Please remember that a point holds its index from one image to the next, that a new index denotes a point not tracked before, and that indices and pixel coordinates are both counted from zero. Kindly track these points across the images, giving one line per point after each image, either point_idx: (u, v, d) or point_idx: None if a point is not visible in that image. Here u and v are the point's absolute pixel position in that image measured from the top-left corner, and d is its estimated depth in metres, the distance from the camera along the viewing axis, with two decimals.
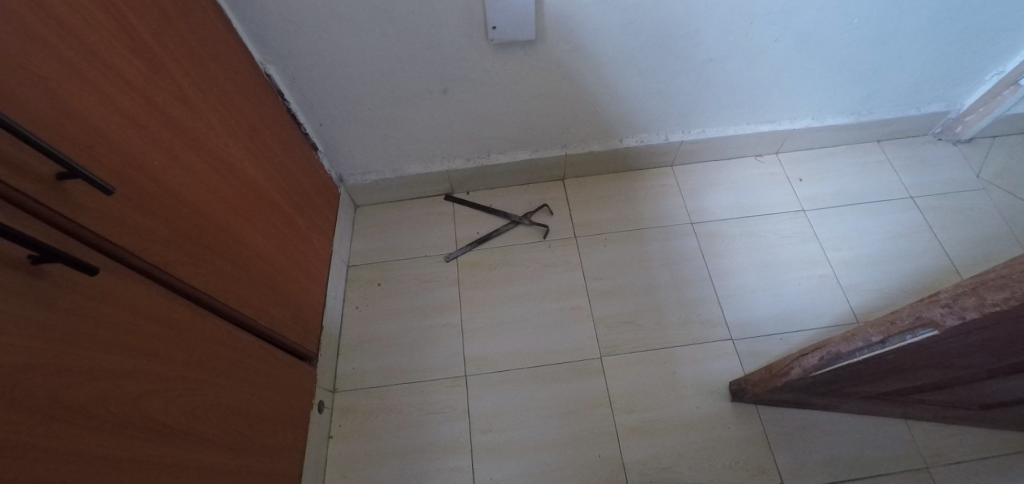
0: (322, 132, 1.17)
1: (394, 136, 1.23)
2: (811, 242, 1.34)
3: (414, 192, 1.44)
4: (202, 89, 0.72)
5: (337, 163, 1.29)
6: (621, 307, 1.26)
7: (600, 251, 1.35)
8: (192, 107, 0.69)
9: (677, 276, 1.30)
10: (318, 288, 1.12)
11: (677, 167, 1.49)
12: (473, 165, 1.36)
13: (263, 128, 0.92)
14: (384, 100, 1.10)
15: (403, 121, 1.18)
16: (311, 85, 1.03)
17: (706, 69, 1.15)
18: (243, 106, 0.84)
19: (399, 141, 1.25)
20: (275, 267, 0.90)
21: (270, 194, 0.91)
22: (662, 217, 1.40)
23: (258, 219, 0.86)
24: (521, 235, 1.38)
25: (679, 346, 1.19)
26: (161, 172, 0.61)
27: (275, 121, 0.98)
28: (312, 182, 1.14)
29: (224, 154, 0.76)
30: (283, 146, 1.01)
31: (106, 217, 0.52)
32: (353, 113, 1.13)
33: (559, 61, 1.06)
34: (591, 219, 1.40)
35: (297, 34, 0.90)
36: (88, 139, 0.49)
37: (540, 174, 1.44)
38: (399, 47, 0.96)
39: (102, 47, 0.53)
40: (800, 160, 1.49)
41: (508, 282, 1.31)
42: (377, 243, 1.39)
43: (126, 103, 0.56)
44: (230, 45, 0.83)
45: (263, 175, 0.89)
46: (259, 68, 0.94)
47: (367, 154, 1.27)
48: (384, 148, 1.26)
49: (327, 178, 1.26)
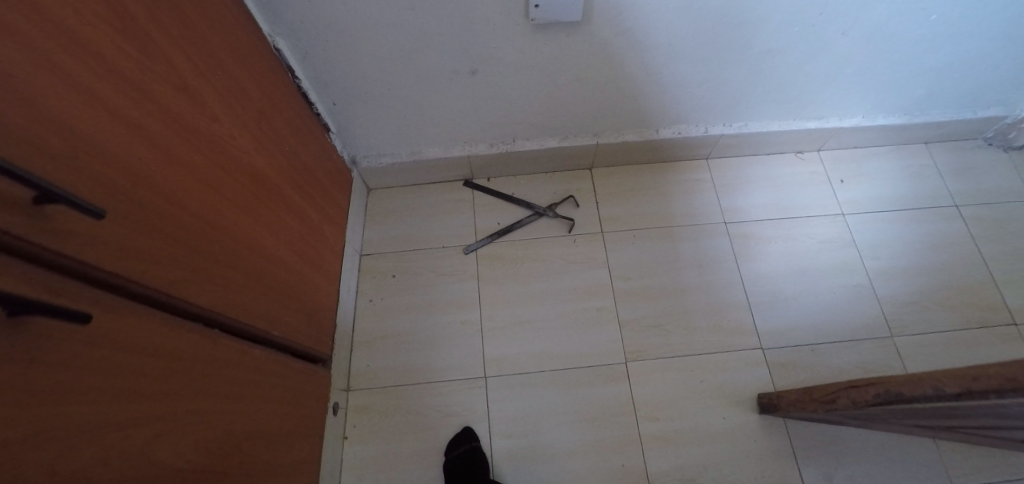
0: (335, 112, 1.06)
1: (413, 118, 1.11)
2: (848, 249, 1.28)
3: (430, 177, 1.34)
4: (205, 73, 0.61)
5: (349, 145, 1.18)
6: (648, 310, 1.20)
7: (628, 248, 1.27)
8: (192, 96, 0.58)
9: (708, 280, 1.24)
10: (332, 283, 1.04)
11: (712, 161, 1.40)
12: (496, 151, 1.26)
13: (272, 112, 0.80)
14: (405, 80, 0.98)
15: (424, 103, 1.07)
16: (325, 62, 0.91)
17: (764, 60, 1.04)
18: (250, 89, 0.73)
19: (418, 124, 1.14)
20: (288, 269, 0.82)
21: (280, 189, 0.81)
22: (695, 215, 1.32)
23: (268, 219, 0.76)
24: (544, 227, 1.30)
25: (707, 353, 1.15)
26: (161, 179, 0.52)
27: (286, 102, 0.87)
28: (324, 168, 1.03)
29: (231, 149, 0.66)
30: (295, 131, 0.90)
31: (101, 242, 0.43)
32: (370, 93, 1.01)
33: (604, 46, 0.94)
34: (619, 214, 1.32)
35: (311, 4, 0.78)
36: (73, 150, 0.40)
37: (566, 163, 1.34)
38: (426, 21, 0.84)
39: (86, 31, 0.42)
40: (841, 159, 1.41)
41: (530, 279, 1.24)
42: (391, 231, 1.30)
43: (113, 96, 0.45)
44: (235, 17, 0.71)
45: (273, 168, 0.79)
46: (268, 41, 0.82)
47: (383, 135, 1.16)
48: (402, 130, 1.15)
49: (340, 161, 1.16)
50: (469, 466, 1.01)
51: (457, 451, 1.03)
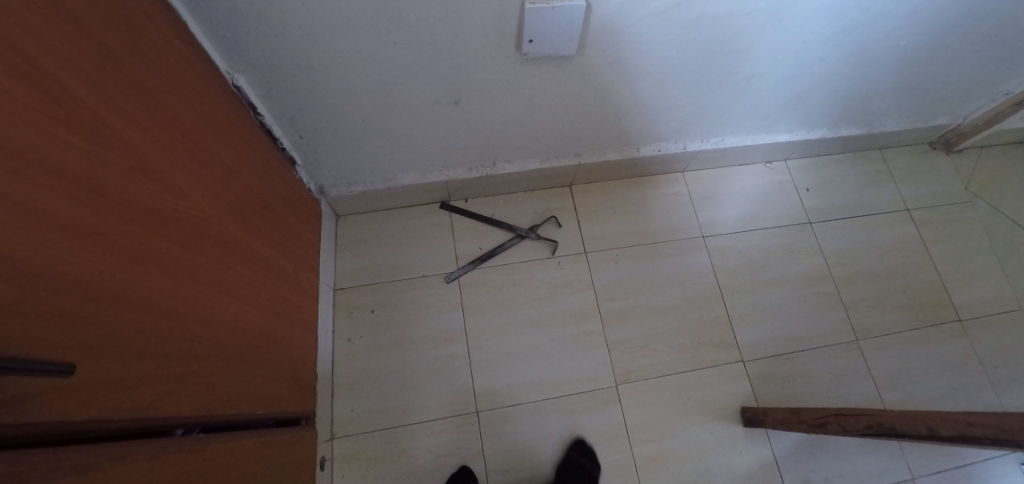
0: (302, 145, 0.97)
1: (389, 147, 1.04)
2: (817, 257, 1.34)
3: (405, 201, 1.27)
4: (164, 144, 0.53)
5: (317, 175, 1.09)
6: (635, 331, 1.21)
7: (612, 268, 1.27)
8: (150, 177, 0.50)
9: (690, 296, 1.26)
10: (310, 331, 0.97)
11: (688, 174, 1.41)
12: (476, 175, 1.21)
13: (238, 165, 0.72)
14: (381, 111, 0.91)
15: (401, 132, 0.99)
16: (292, 97, 0.82)
17: (744, 85, 1.08)
18: (213, 147, 0.65)
19: (393, 152, 1.06)
20: (262, 335, 0.76)
21: (250, 250, 0.73)
22: (674, 230, 1.34)
23: (239, 289, 0.69)
24: (528, 250, 1.27)
25: (693, 370, 1.18)
26: (123, 286, 0.45)
27: (252, 148, 0.79)
28: (296, 210, 0.95)
29: (198, 224, 0.59)
30: (262, 178, 0.81)
31: (60, 390, 0.36)
32: (342, 125, 0.93)
33: (594, 75, 0.93)
34: (601, 232, 1.31)
35: (277, 40, 0.69)
36: (25, 294, 0.34)
37: (547, 181, 1.31)
38: (408, 54, 0.77)
39: (38, 142, 0.36)
40: (807, 168, 1.47)
41: (517, 305, 1.21)
42: (366, 262, 1.23)
43: (67, 209, 0.38)
44: (191, 64, 0.62)
45: (241, 229, 0.71)
46: (226, 80, 0.73)
47: (354, 164, 1.08)
48: (376, 159, 1.08)
49: (309, 195, 1.07)
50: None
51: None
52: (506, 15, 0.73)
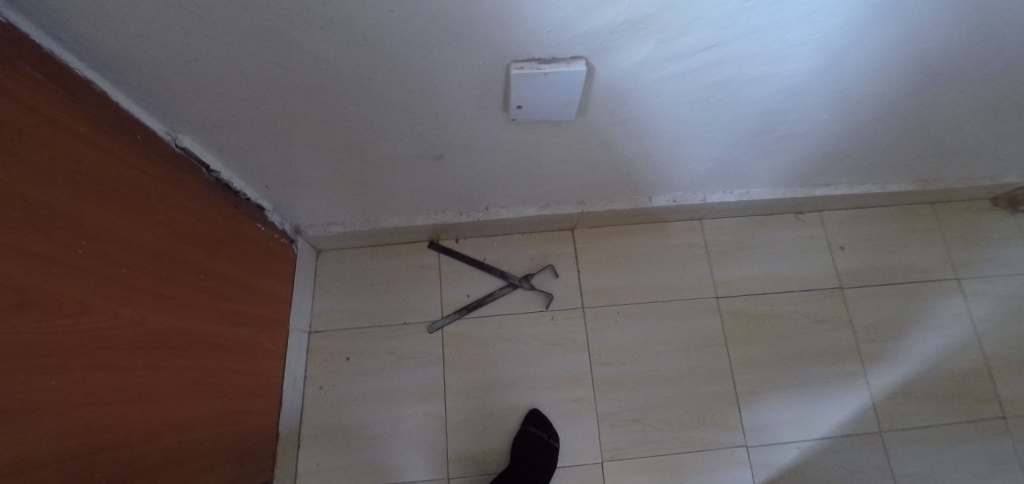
0: (270, 194, 0.89)
1: (367, 194, 0.95)
2: (844, 329, 1.19)
3: (391, 240, 1.18)
4: (75, 265, 0.46)
5: (292, 217, 1.02)
6: (630, 402, 1.09)
7: (610, 327, 1.16)
8: (55, 310, 0.43)
9: (695, 365, 1.13)
10: (274, 391, 0.92)
11: (706, 222, 1.27)
12: (466, 220, 1.10)
13: (189, 246, 0.65)
14: (354, 164, 0.82)
15: (380, 182, 0.90)
16: (249, 153, 0.74)
17: (778, 143, 0.94)
18: (153, 239, 0.58)
19: (372, 198, 0.98)
20: (209, 425, 0.69)
21: (200, 338, 0.67)
22: (683, 287, 1.21)
23: (185, 386, 0.63)
24: (519, 301, 1.17)
25: (689, 452, 1.06)
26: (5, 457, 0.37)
27: (207, 213, 0.71)
28: (262, 266, 0.88)
29: (119, 337, 0.51)
30: (224, 246, 0.74)
31: None
32: (312, 175, 0.84)
33: (598, 132, 0.80)
34: (601, 286, 1.19)
35: (220, 104, 0.61)
36: None
37: (546, 225, 1.19)
38: (375, 116, 0.68)
39: None
40: (842, 222, 1.30)
41: (501, 363, 1.12)
42: (346, 303, 1.16)
43: None
44: (115, 145, 0.54)
45: (190, 318, 0.64)
46: (166, 145, 0.65)
47: (331, 209, 1.00)
48: (356, 203, 0.99)
49: (282, 240, 1.00)
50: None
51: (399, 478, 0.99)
52: (489, 79, 0.62)
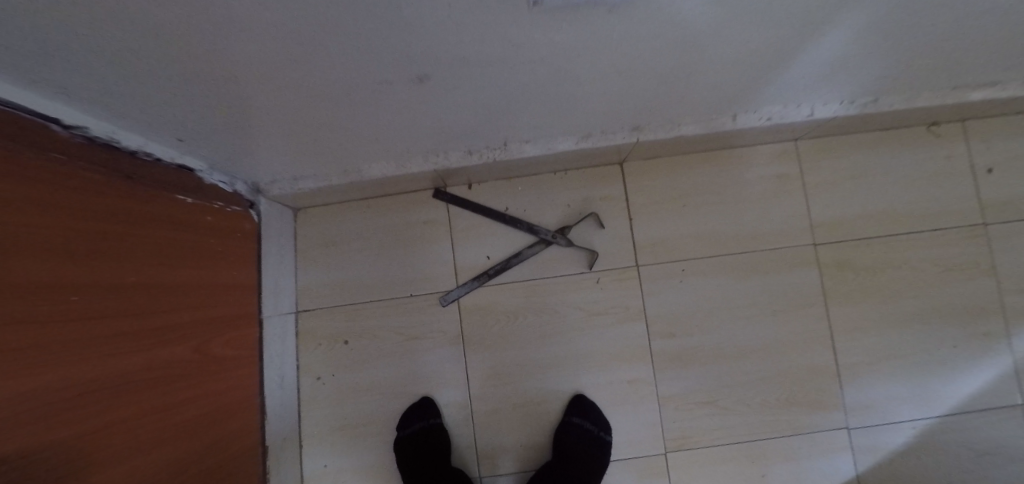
0: (188, 149, 0.62)
1: (329, 140, 0.67)
2: (984, 279, 0.90)
3: (383, 191, 0.91)
4: None
5: (242, 174, 0.75)
6: (701, 382, 0.87)
7: (674, 289, 0.89)
8: None
9: (783, 333, 0.89)
10: (252, 397, 0.75)
11: (802, 143, 0.94)
12: (478, 160, 0.81)
13: (32, 259, 0.40)
14: (293, 100, 0.53)
15: (342, 123, 0.62)
16: (118, 96, 0.46)
17: (967, 22, 0.58)
18: None
19: (340, 143, 0.69)
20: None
21: (98, 387, 0.46)
22: (770, 233, 0.91)
23: (90, 459, 0.44)
24: (554, 260, 0.91)
25: (774, 437, 0.86)
26: None
27: (69, 200, 0.46)
28: (198, 252, 0.65)
29: None
30: (113, 245, 0.50)
31: None
32: (234, 121, 0.56)
33: (685, 18, 0.47)
34: (662, 236, 0.91)
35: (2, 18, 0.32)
36: None
37: (586, 161, 0.89)
38: (302, 19, 0.37)
39: None
40: (994, 134, 0.94)
41: (536, 341, 0.89)
42: (336, 274, 0.93)
43: None
44: None
45: (65, 366, 0.42)
46: None
47: (289, 160, 0.73)
48: (321, 151, 0.71)
49: (230, 207, 0.75)
50: (422, 448, 0.85)
51: (409, 429, 0.86)
52: None
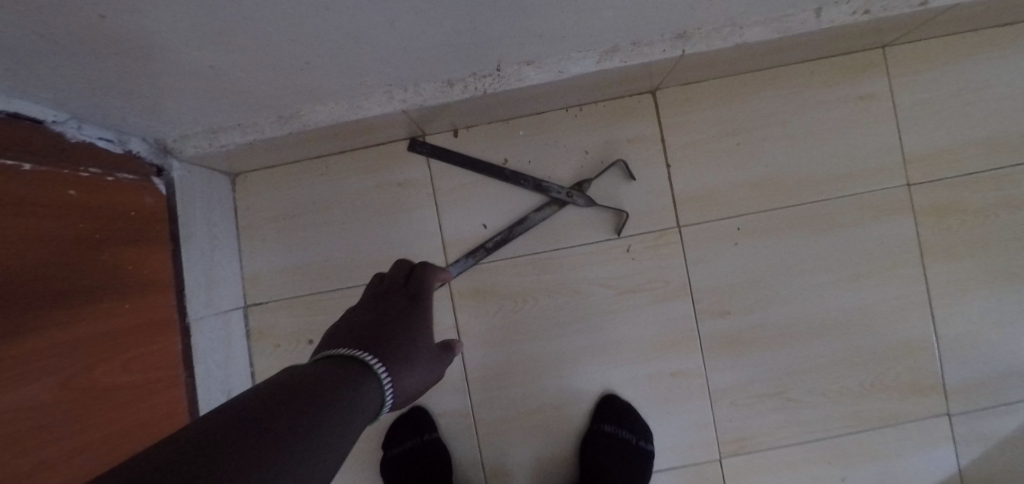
0: (9, 84, 0.39)
1: (234, 70, 0.45)
2: None
3: (339, 146, 0.69)
4: None
5: (128, 129, 0.53)
6: (762, 369, 0.69)
7: (726, 254, 0.69)
8: None
9: (867, 303, 0.69)
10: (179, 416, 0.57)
11: (893, 51, 0.70)
12: (463, 96, 0.58)
13: None
14: (132, 1, 0.31)
15: (244, 42, 0.40)
16: None
17: None
18: None
19: (252, 75, 0.47)
20: None
21: None
22: (850, 175, 0.70)
23: None
24: (570, 225, 0.70)
25: (856, 431, 0.68)
26: None
27: None
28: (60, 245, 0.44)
29: None
30: None
31: None
32: (59, 37, 0.34)
33: None
34: (709, 187, 0.70)
35: None
36: None
37: (607, 90, 0.66)
38: None
39: None
40: None
41: (551, 329, 0.70)
42: (291, 257, 0.73)
43: None
44: None
45: None
46: None
47: (192, 104, 0.51)
48: (235, 89, 0.49)
49: (118, 177, 0.54)
50: (417, 471, 0.68)
51: (399, 449, 0.69)
52: None
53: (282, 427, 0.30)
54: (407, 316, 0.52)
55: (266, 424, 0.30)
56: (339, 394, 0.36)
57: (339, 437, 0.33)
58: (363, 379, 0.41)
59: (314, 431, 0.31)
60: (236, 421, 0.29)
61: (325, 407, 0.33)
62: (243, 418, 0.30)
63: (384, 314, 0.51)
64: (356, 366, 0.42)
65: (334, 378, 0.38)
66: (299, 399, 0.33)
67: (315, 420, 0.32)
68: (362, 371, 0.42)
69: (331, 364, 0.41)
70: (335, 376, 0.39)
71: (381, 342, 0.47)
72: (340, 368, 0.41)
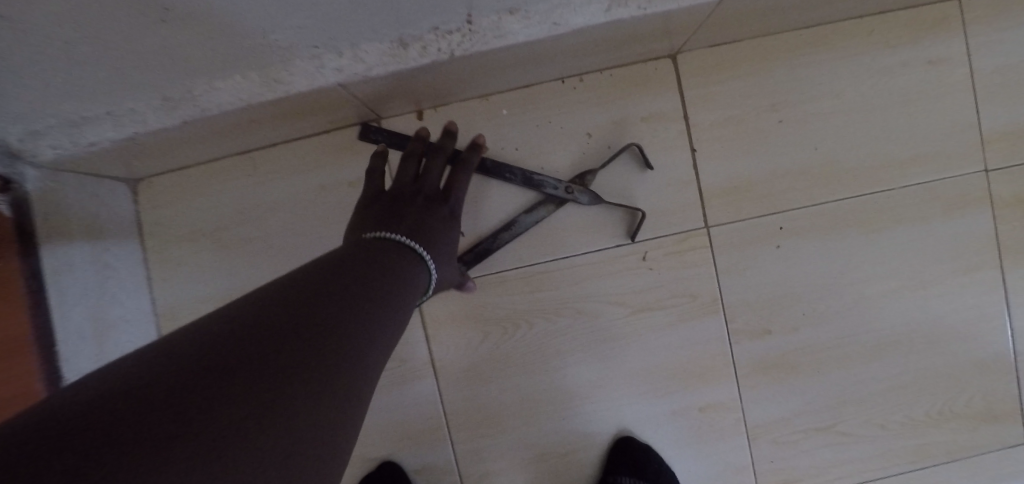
0: None
1: (36, 24, 0.28)
2: None
3: (266, 136, 0.52)
4: None
5: None
6: (809, 399, 0.56)
7: (765, 261, 0.55)
8: None
9: (935, 315, 0.56)
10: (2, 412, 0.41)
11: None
12: (425, 61, 0.42)
13: None
14: None
15: None
16: None
17: None
18: None
19: (78, 31, 0.29)
20: None
21: None
22: (917, 159, 0.56)
23: None
24: (570, 229, 0.55)
25: (920, 469, 0.57)
26: None
27: None
28: None
29: None
30: None
31: None
32: None
33: None
34: (744, 178, 0.55)
35: None
36: None
37: (616, 54, 0.51)
38: None
39: None
40: None
41: (550, 360, 0.56)
42: (216, 283, 0.57)
43: None
44: None
45: None
46: None
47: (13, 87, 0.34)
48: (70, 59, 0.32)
49: None
50: None
51: None
52: None
53: (327, 314, 0.28)
54: (448, 212, 0.48)
55: (307, 310, 0.27)
56: (380, 288, 0.34)
57: (381, 330, 0.31)
58: (408, 273, 0.39)
59: (359, 323, 0.29)
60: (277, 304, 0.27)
61: (367, 298, 0.32)
62: (284, 300, 0.28)
63: (426, 205, 0.47)
64: (399, 259, 0.40)
65: (376, 268, 0.36)
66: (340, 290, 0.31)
67: (357, 315, 0.30)
68: (405, 263, 0.40)
69: (373, 252, 0.39)
70: (375, 270, 0.36)
71: (423, 233, 0.44)
72: (377, 259, 0.38)
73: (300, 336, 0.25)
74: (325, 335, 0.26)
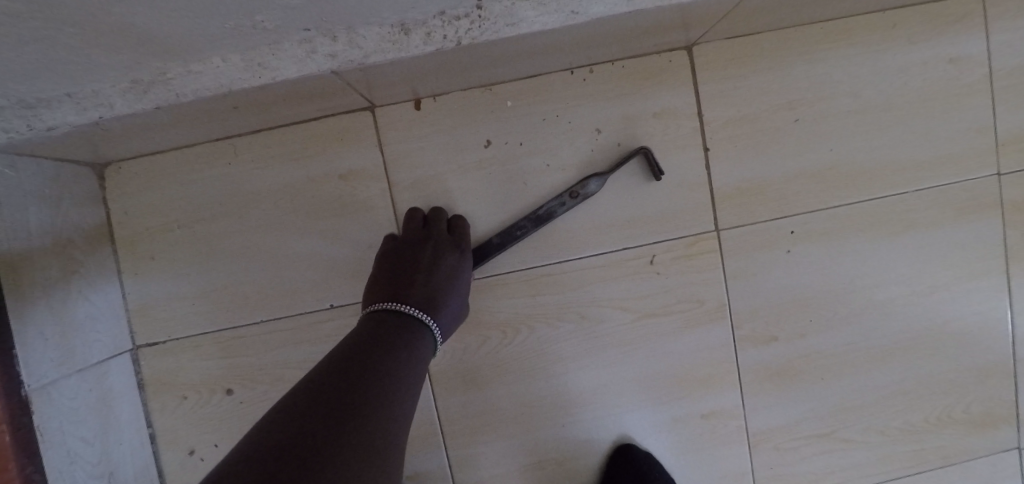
0: None
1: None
2: None
3: (248, 123, 0.48)
4: None
5: None
6: (811, 406, 0.56)
7: (773, 267, 0.54)
8: None
9: (939, 323, 0.56)
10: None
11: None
12: (429, 49, 0.38)
13: None
14: None
15: None
16: None
17: None
18: None
19: (30, 7, 0.24)
20: None
21: None
22: (932, 164, 0.55)
23: None
24: (575, 230, 0.53)
25: (914, 474, 0.57)
26: None
27: None
28: None
29: None
30: None
31: None
32: None
33: None
34: (756, 180, 0.53)
35: None
36: None
37: (633, 45, 0.47)
38: None
39: None
40: None
41: (551, 366, 0.54)
42: (194, 280, 0.53)
43: None
44: None
45: None
46: None
47: None
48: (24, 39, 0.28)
49: None
50: None
51: None
52: None
53: (365, 408, 0.29)
54: (455, 261, 0.48)
55: (343, 403, 0.28)
56: (400, 367, 0.35)
57: (407, 407, 0.33)
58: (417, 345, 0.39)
59: (392, 403, 0.32)
60: (312, 407, 0.28)
61: (391, 389, 0.32)
62: (321, 396, 0.29)
63: (434, 256, 0.47)
64: (408, 329, 0.40)
65: (394, 343, 0.37)
66: (366, 384, 0.31)
67: (387, 401, 0.31)
68: (413, 332, 0.40)
69: (389, 320, 0.40)
70: (390, 347, 0.36)
71: (432, 298, 0.43)
72: (388, 334, 0.38)
73: (350, 419, 0.27)
74: (367, 436, 0.27)
